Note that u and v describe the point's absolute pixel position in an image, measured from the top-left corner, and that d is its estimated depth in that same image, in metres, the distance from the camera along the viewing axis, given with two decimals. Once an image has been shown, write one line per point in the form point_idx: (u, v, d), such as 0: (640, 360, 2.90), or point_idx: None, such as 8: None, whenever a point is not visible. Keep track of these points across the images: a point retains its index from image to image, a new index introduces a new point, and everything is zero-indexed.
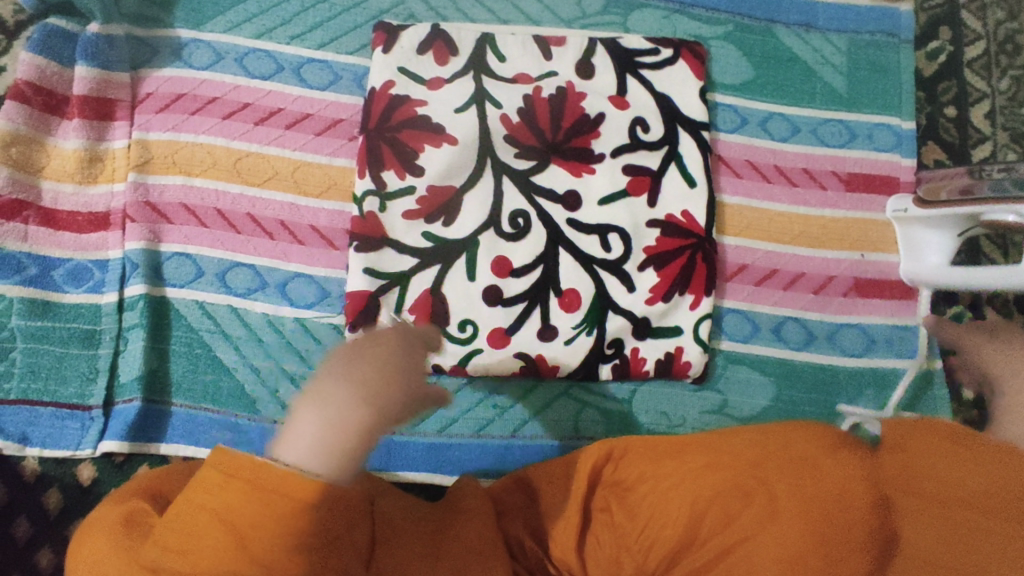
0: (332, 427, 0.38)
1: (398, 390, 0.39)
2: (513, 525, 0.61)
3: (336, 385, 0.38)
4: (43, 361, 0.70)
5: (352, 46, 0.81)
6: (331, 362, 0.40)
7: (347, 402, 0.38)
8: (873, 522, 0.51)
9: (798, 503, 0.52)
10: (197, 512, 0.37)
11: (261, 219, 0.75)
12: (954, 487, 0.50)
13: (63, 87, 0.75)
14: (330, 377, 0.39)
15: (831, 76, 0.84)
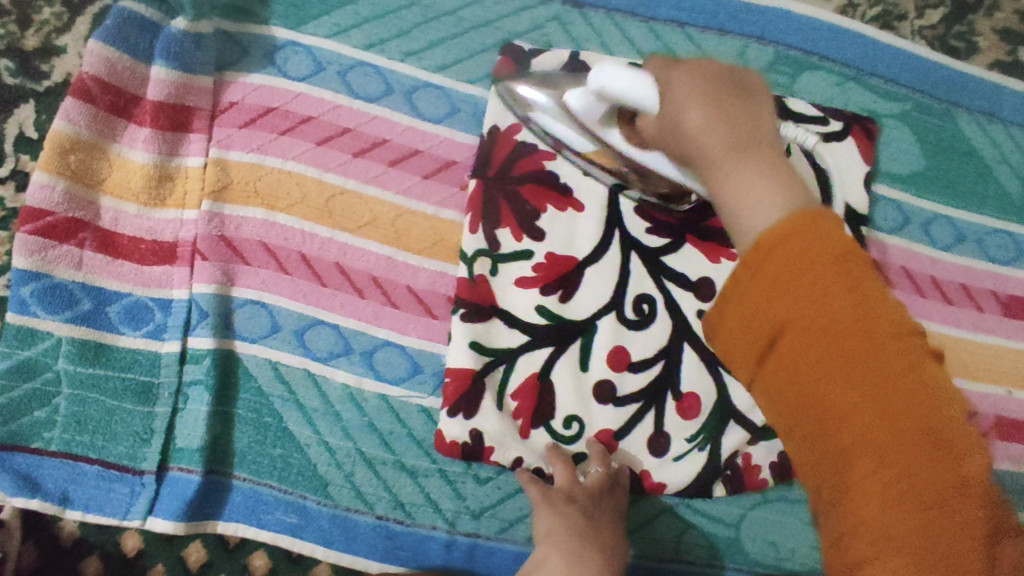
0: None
1: (621, 553, 0.57)
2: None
3: (588, 553, 0.55)
4: (91, 412, 0.61)
5: (475, 73, 0.69)
6: (570, 521, 0.57)
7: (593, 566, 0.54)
8: (867, 360, 0.30)
9: (824, 478, 0.32)
10: None
11: (352, 272, 0.65)
12: (822, 364, 0.31)
13: (134, 85, 0.63)
14: (572, 540, 0.56)
15: (1010, 178, 0.74)
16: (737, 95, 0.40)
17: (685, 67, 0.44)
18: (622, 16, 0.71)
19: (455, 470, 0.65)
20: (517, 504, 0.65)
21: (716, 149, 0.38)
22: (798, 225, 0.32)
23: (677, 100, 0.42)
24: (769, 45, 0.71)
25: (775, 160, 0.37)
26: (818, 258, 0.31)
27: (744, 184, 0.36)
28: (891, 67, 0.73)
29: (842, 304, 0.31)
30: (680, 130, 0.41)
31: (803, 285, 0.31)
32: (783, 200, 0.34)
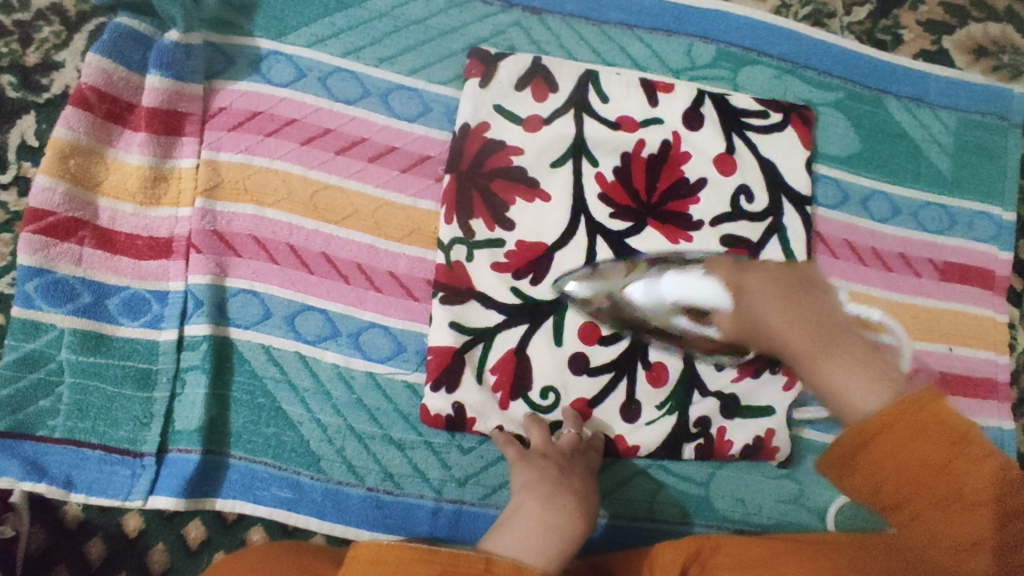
0: (537, 521, 0.55)
1: (593, 505, 0.59)
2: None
3: (559, 498, 0.57)
4: (92, 399, 0.65)
5: (446, 75, 0.75)
6: (546, 474, 0.60)
7: (563, 505, 0.57)
8: (941, 462, 0.42)
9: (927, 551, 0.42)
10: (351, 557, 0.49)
11: (336, 260, 0.70)
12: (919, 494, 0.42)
13: (129, 94, 0.68)
14: (544, 487, 0.59)
15: (936, 155, 0.81)
16: (813, 307, 0.55)
17: (758, 276, 0.60)
18: (577, 21, 0.77)
19: (440, 442, 0.69)
20: (499, 471, 0.69)
21: (806, 345, 0.53)
22: (912, 409, 0.44)
23: (772, 320, 0.55)
24: (711, 44, 0.79)
25: (861, 351, 0.51)
26: (929, 439, 0.42)
27: (849, 382, 0.49)
28: (823, 59, 0.80)
29: (949, 465, 0.41)
30: (761, 330, 0.56)
31: (927, 465, 0.42)
32: (882, 386, 0.47)
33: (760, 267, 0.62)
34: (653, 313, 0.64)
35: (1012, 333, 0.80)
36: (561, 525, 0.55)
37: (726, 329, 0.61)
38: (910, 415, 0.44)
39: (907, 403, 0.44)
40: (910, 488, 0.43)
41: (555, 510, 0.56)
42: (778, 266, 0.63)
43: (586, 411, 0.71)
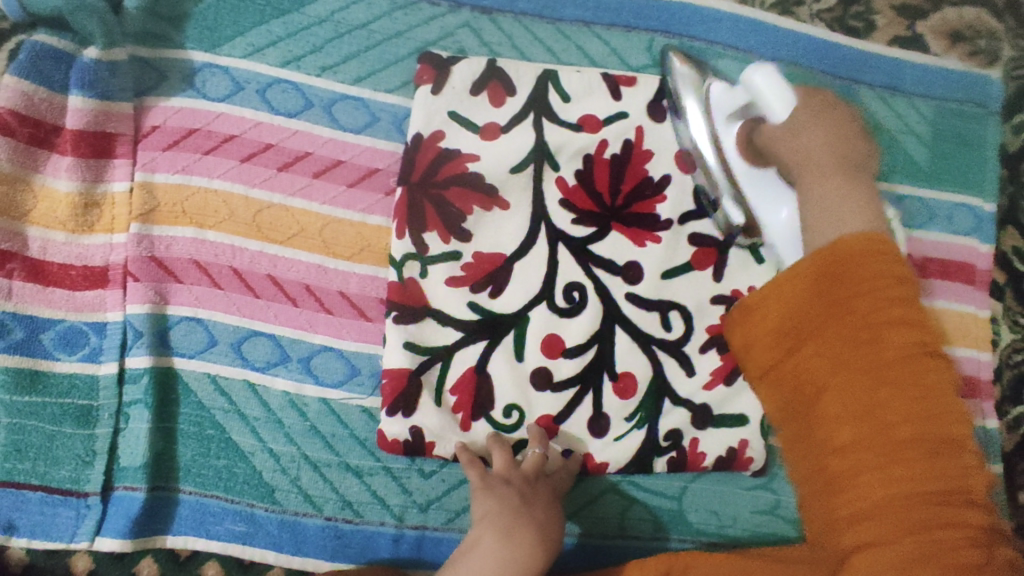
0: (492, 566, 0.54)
1: (556, 532, 0.58)
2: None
3: (520, 534, 0.57)
4: (31, 439, 0.62)
5: (392, 82, 0.71)
6: (507, 505, 0.58)
7: (519, 545, 0.56)
8: (904, 358, 0.44)
9: (879, 416, 0.44)
10: None
11: (283, 282, 0.67)
12: (837, 367, 0.47)
13: (53, 116, 0.65)
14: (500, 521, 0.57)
15: (913, 146, 0.77)
16: (853, 143, 0.60)
17: (812, 109, 0.62)
18: (531, 19, 0.74)
19: (399, 467, 0.67)
20: (462, 494, 0.67)
21: (821, 159, 0.58)
22: (857, 260, 0.47)
23: (786, 132, 0.62)
24: (673, 38, 0.75)
25: (863, 187, 0.56)
26: (885, 288, 0.46)
27: (824, 198, 0.56)
28: (791, 50, 0.76)
29: (889, 339, 0.45)
30: (803, 176, 0.60)
31: (867, 321, 0.46)
32: (851, 207, 0.55)
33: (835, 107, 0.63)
34: (722, 113, 0.68)
35: (994, 329, 0.76)
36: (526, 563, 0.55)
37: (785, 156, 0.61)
38: (845, 251, 0.48)
39: (846, 242, 0.48)
40: (805, 349, 0.49)
41: (517, 548, 0.56)
42: (832, 101, 0.63)
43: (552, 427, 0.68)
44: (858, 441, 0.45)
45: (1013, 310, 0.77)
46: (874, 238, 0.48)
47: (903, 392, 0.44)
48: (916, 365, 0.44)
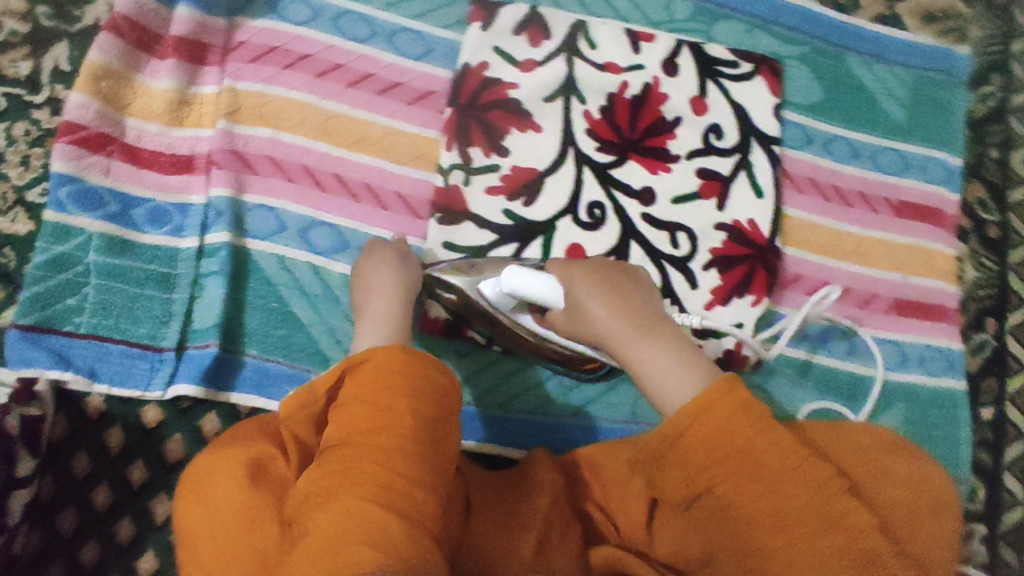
0: (387, 319, 0.63)
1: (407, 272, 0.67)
2: (582, 501, 0.66)
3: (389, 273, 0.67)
4: (116, 299, 0.70)
5: (448, 20, 0.82)
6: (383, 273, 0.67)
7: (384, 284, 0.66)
8: (774, 469, 0.47)
9: (752, 525, 0.47)
10: (359, 411, 0.52)
11: (347, 180, 0.76)
12: (752, 503, 0.47)
13: (157, 24, 0.74)
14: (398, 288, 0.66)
15: (891, 106, 0.89)
16: (641, 305, 0.59)
17: (583, 267, 0.62)
18: None
19: (440, 347, 0.75)
20: (491, 375, 0.75)
21: (621, 328, 0.57)
22: (711, 395, 0.49)
23: (584, 300, 0.60)
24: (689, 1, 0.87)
25: (676, 339, 0.56)
26: (744, 419, 0.48)
27: (658, 360, 0.54)
28: (789, 18, 0.88)
29: (767, 460, 0.47)
30: (584, 312, 0.59)
31: (744, 459, 0.47)
32: (690, 371, 0.53)
33: (592, 260, 0.64)
34: (507, 310, 0.67)
35: (960, 267, 0.87)
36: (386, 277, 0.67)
37: (556, 324, 0.64)
38: (704, 403, 0.49)
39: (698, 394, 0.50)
40: (728, 481, 0.47)
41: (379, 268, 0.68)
42: (613, 265, 0.63)
43: None
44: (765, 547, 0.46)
45: (977, 252, 0.88)
46: (694, 404, 0.50)
47: (778, 498, 0.46)
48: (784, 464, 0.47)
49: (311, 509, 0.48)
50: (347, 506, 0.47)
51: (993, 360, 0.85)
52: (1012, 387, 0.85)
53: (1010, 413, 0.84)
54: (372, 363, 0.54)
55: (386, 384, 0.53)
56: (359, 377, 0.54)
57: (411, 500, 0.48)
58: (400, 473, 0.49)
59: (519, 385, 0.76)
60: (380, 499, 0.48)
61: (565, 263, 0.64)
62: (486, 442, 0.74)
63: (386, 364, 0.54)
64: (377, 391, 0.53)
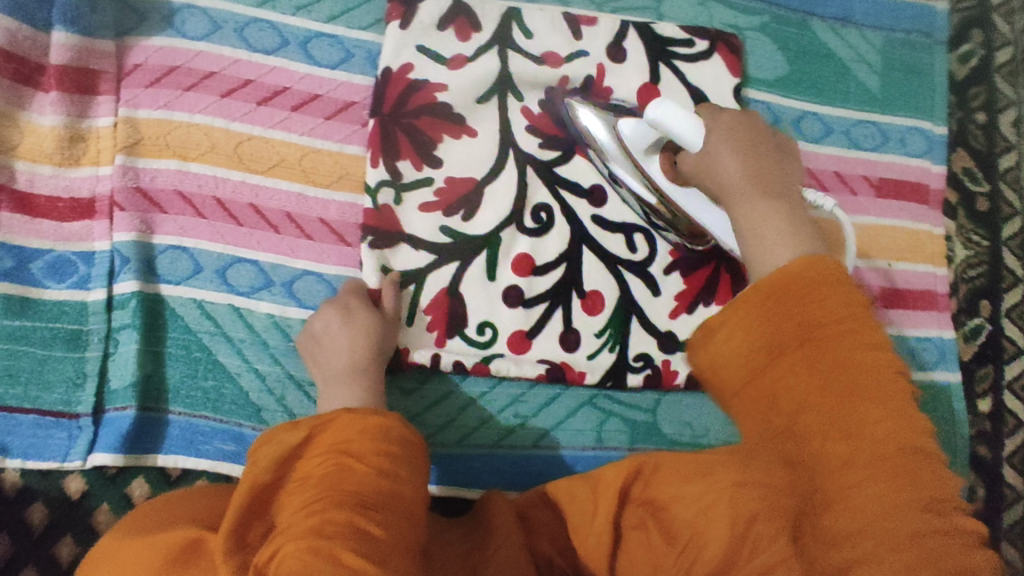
0: (354, 373, 0.61)
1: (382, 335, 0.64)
2: (543, 543, 0.56)
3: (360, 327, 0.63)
4: (23, 364, 0.64)
5: (366, 20, 0.74)
6: (356, 335, 0.63)
7: (354, 342, 0.63)
8: (862, 381, 0.38)
9: (821, 432, 0.38)
10: (323, 463, 0.45)
11: (265, 210, 0.69)
12: (820, 402, 0.38)
13: (37, 54, 0.67)
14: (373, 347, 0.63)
15: (865, 74, 0.81)
16: (772, 175, 0.53)
17: (728, 122, 0.58)
18: None
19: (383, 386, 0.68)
20: (443, 411, 0.69)
21: (740, 182, 0.53)
22: (810, 268, 0.41)
23: (721, 158, 0.56)
24: None
25: (792, 211, 0.49)
26: (839, 316, 0.39)
27: (756, 225, 0.49)
28: None
29: (851, 362, 0.39)
30: (713, 166, 0.57)
31: (835, 355, 0.39)
32: (793, 241, 0.46)
33: (743, 114, 0.60)
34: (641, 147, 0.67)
35: (948, 246, 0.80)
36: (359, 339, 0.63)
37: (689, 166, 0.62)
38: (802, 278, 0.41)
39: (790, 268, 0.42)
40: (800, 362, 0.39)
41: (350, 327, 0.63)
42: (738, 118, 0.58)
43: (525, 356, 0.70)
44: (819, 454, 0.38)
45: (966, 228, 0.81)
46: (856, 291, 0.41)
47: (847, 419, 0.38)
48: (871, 380, 0.38)
49: (288, 562, 0.39)
50: (337, 559, 0.39)
51: (988, 344, 0.79)
52: (1009, 373, 0.79)
53: (1008, 401, 0.78)
54: (353, 418, 0.48)
55: (368, 444, 0.46)
56: (338, 430, 0.47)
57: (396, 557, 0.41)
58: (386, 532, 0.42)
59: (473, 419, 0.70)
60: (367, 552, 0.40)
61: (720, 113, 0.59)
62: (442, 485, 0.68)
63: (365, 422, 0.48)
64: (345, 442, 0.47)
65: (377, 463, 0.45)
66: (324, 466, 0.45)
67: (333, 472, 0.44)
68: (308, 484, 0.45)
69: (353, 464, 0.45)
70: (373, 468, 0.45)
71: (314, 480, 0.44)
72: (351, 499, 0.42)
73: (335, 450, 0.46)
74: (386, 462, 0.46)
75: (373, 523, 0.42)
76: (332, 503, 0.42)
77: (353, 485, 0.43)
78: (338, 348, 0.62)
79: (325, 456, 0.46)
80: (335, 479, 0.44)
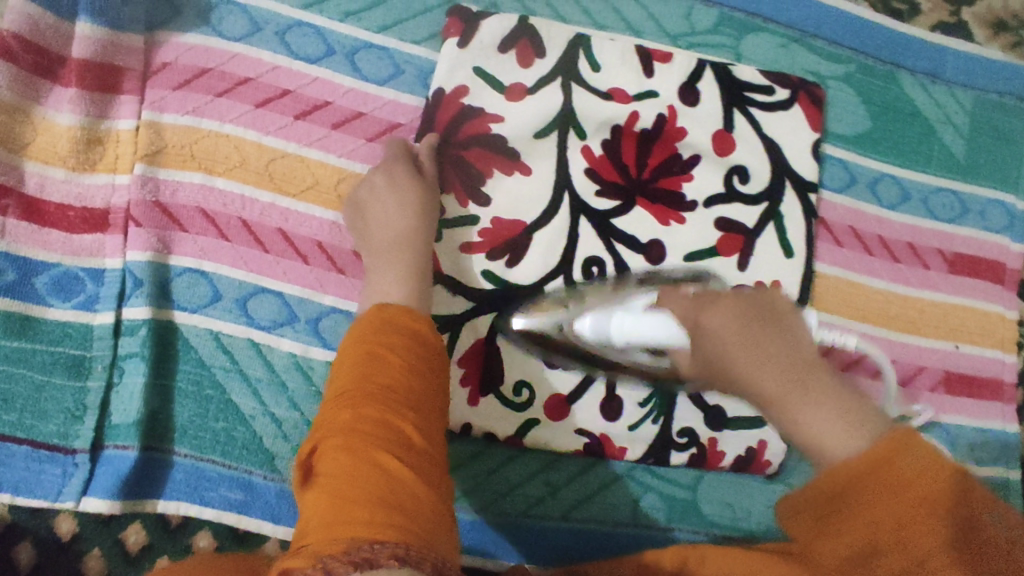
0: (406, 244, 0.57)
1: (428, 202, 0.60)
2: None
3: (405, 201, 0.59)
4: (19, 389, 0.58)
5: (420, 34, 0.67)
6: (406, 203, 0.59)
7: (398, 216, 0.58)
8: (948, 542, 0.31)
9: None
10: (352, 355, 0.46)
11: (294, 238, 0.63)
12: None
13: (59, 45, 0.60)
14: (425, 219, 0.59)
15: (950, 137, 0.75)
16: (787, 347, 0.40)
17: (717, 305, 0.44)
18: None
19: None
20: (470, 474, 0.64)
21: (779, 387, 0.38)
22: (892, 446, 0.33)
23: (721, 349, 0.42)
24: (714, 7, 0.72)
25: (840, 392, 0.37)
26: (920, 484, 0.32)
27: (822, 424, 0.36)
28: (834, 28, 0.73)
29: (935, 523, 0.31)
30: (722, 369, 0.41)
31: (914, 520, 0.32)
32: (853, 429, 0.35)
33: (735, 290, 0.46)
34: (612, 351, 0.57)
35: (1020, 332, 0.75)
36: (406, 216, 0.58)
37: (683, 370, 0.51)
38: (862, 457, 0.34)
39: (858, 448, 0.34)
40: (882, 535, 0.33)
41: (398, 208, 0.59)
42: (741, 310, 0.43)
43: (563, 424, 0.65)
44: None
45: None
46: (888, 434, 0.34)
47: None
48: (962, 540, 0.31)
49: (328, 467, 0.40)
50: (377, 462, 0.40)
51: None
52: None
53: None
54: (394, 311, 0.49)
55: (395, 338, 0.47)
56: (369, 326, 0.48)
57: (433, 465, 0.43)
58: (424, 437, 0.44)
59: (502, 484, 0.65)
60: (409, 462, 0.41)
61: (680, 300, 0.49)
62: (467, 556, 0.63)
63: (400, 317, 0.49)
64: (377, 329, 0.48)
65: (407, 359, 0.46)
66: (355, 364, 0.45)
67: (368, 362, 0.45)
68: (340, 376, 0.46)
69: (386, 355, 0.46)
70: (406, 363, 0.46)
71: (347, 373, 0.45)
72: (380, 395, 0.43)
73: (371, 359, 0.45)
74: (416, 359, 0.47)
75: (405, 458, 0.41)
76: (365, 398, 0.43)
77: (382, 400, 0.43)
78: (380, 228, 0.58)
79: (354, 355, 0.46)
80: (368, 374, 0.44)
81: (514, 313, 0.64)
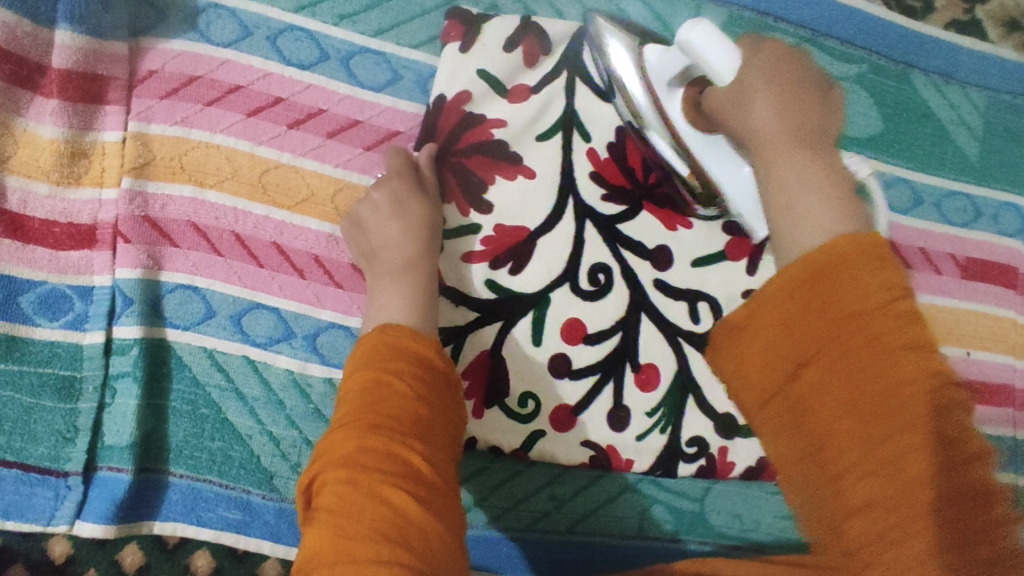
0: (413, 266, 0.56)
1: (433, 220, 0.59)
2: None
3: (410, 221, 0.58)
4: (8, 412, 0.56)
5: (417, 37, 0.65)
6: (409, 225, 0.58)
7: (404, 238, 0.57)
8: (871, 370, 0.31)
9: (831, 436, 0.31)
10: (355, 379, 0.45)
11: (290, 251, 0.61)
12: (834, 410, 0.31)
13: (38, 53, 0.57)
14: (426, 233, 0.58)
15: (964, 139, 0.73)
16: (808, 114, 0.45)
17: (765, 54, 0.49)
18: None
19: None
20: (474, 488, 0.63)
21: (780, 136, 0.44)
22: (843, 247, 0.34)
23: (751, 90, 0.48)
24: (722, 6, 0.69)
25: (831, 166, 0.41)
26: (856, 291, 0.32)
27: (795, 180, 0.41)
28: (846, 27, 0.71)
29: (861, 350, 0.31)
30: (744, 104, 0.48)
31: (840, 343, 0.32)
32: (840, 215, 0.37)
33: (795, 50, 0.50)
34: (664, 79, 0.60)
35: None
36: (411, 239, 0.57)
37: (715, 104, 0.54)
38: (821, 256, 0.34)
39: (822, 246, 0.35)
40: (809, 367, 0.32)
41: (404, 231, 0.58)
42: (788, 50, 0.49)
43: (570, 434, 0.62)
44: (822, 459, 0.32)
45: None
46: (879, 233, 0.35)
47: (859, 418, 0.31)
48: (886, 366, 0.31)
49: (333, 499, 0.39)
50: (378, 494, 0.38)
51: None
52: None
53: None
54: (397, 333, 0.48)
55: (399, 363, 0.45)
56: (371, 351, 0.46)
57: (443, 497, 0.41)
58: (434, 468, 0.42)
59: (506, 499, 0.64)
60: (417, 494, 0.39)
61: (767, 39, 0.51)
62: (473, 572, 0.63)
63: (401, 340, 0.47)
64: (378, 356, 0.46)
65: (411, 385, 0.44)
66: (357, 394, 0.44)
67: (373, 389, 0.43)
68: (343, 406, 0.44)
69: (389, 381, 0.44)
70: (411, 390, 0.44)
71: (350, 402, 0.44)
72: (383, 424, 0.42)
73: (376, 386, 0.43)
74: (420, 385, 0.45)
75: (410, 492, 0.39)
76: (369, 427, 0.41)
77: (386, 429, 0.41)
78: (386, 250, 0.57)
79: (357, 382, 0.44)
80: (372, 402, 0.43)
81: (518, 323, 0.62)
